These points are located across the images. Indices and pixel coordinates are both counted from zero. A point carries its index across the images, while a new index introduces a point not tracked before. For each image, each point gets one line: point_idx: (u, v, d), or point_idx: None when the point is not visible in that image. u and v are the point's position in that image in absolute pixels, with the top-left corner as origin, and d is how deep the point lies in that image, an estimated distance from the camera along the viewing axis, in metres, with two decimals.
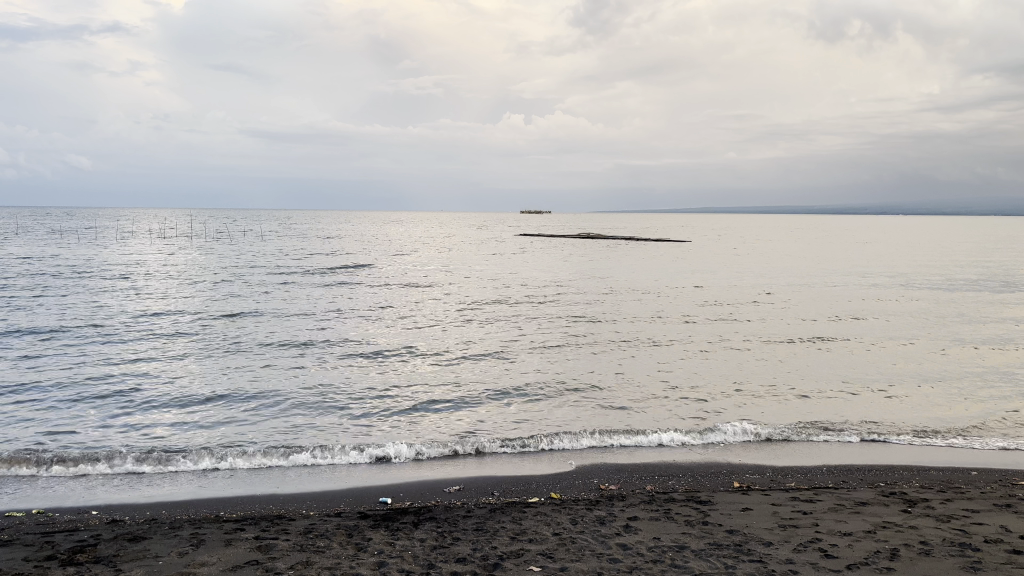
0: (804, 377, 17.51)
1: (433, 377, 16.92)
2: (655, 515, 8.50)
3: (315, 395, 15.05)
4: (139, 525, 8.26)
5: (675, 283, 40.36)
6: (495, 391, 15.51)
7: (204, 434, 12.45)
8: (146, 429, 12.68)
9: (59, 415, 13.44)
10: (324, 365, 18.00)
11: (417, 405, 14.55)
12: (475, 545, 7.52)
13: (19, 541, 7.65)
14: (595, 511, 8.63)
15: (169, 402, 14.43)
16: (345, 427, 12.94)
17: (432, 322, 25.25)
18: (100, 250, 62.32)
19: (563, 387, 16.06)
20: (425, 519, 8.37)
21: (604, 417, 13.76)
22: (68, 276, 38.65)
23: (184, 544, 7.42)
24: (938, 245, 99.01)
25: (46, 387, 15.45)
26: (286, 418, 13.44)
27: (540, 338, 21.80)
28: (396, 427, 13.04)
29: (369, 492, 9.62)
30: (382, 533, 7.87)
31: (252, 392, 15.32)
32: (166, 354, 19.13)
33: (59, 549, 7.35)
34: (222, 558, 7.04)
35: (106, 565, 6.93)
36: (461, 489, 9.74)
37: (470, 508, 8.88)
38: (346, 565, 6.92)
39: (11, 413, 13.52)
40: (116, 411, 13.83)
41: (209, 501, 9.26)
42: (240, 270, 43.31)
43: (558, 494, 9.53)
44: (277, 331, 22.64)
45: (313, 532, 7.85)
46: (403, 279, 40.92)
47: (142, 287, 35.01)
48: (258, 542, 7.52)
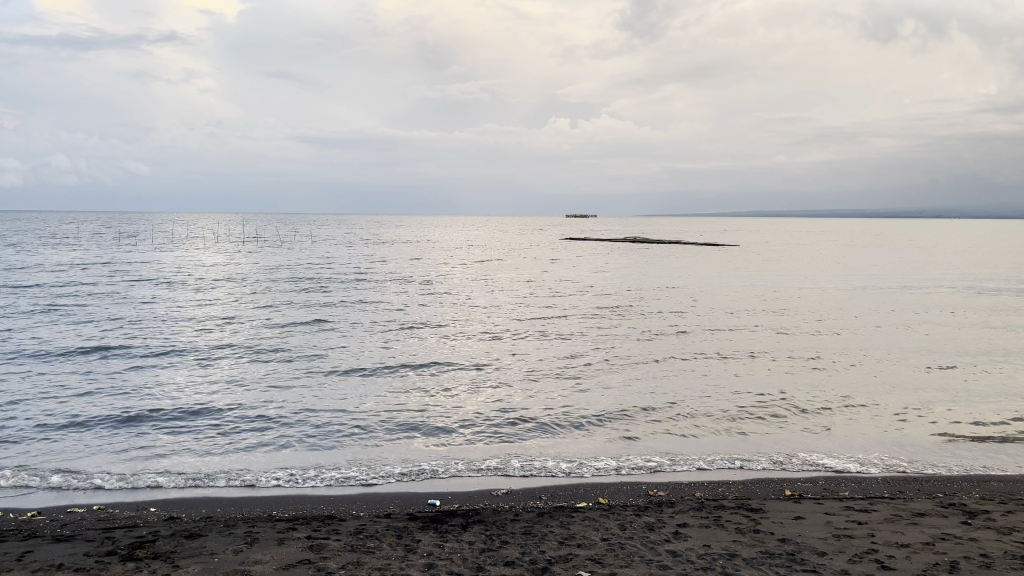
0: (854, 385, 17.21)
1: (479, 382, 17.06)
2: (705, 522, 8.41)
3: (358, 399, 15.27)
4: (195, 522, 8.45)
5: (717, 289, 40.16)
6: (536, 397, 15.59)
7: (254, 435, 12.71)
8: (199, 429, 12.98)
9: (112, 415, 13.84)
10: (368, 369, 18.29)
11: (460, 408, 14.70)
12: (524, 549, 7.52)
13: (81, 536, 7.86)
14: (644, 518, 8.57)
15: (216, 404, 14.73)
16: (389, 429, 13.11)
17: (476, 327, 25.50)
18: (151, 253, 64.32)
19: (604, 392, 16.08)
20: (474, 522, 8.41)
21: (647, 422, 13.72)
22: (122, 279, 39.98)
23: (239, 542, 7.55)
24: (979, 248, 97.38)
25: (99, 388, 15.86)
26: (335, 420, 13.64)
27: (580, 345, 21.87)
28: (439, 429, 13.20)
29: (417, 494, 9.68)
30: (432, 535, 7.92)
31: (299, 394, 15.62)
32: (216, 356, 19.62)
33: (119, 545, 7.54)
34: (276, 557, 7.15)
35: (165, 561, 7.09)
36: (508, 493, 9.74)
37: (517, 511, 8.88)
38: (396, 567, 6.97)
39: (70, 412, 13.95)
40: (168, 411, 14.16)
41: (263, 500, 9.41)
42: (286, 274, 44.25)
43: (605, 499, 9.49)
44: (323, 335, 23.06)
45: (363, 533, 7.94)
46: (444, 284, 41.32)
47: (190, 291, 35.93)
48: (311, 541, 7.63)
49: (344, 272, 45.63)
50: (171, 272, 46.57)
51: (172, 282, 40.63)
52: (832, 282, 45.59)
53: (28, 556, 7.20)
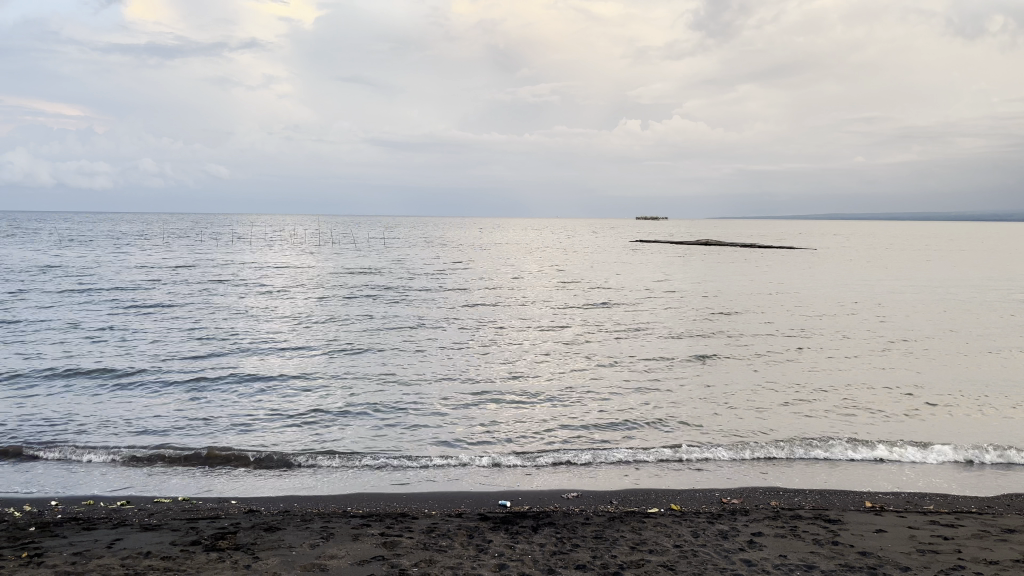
0: (931, 399, 16.56)
1: (550, 385, 17.08)
2: (781, 532, 8.21)
3: (423, 399, 15.48)
4: (274, 515, 8.70)
5: (787, 295, 39.35)
6: (601, 401, 15.53)
7: (329, 432, 12.99)
8: (274, 425, 13.32)
9: (191, 408, 14.37)
10: (434, 370, 18.52)
11: (525, 410, 14.76)
12: (594, 552, 7.49)
13: (168, 525, 8.18)
14: (718, 526, 8.42)
15: (289, 400, 15.15)
16: (455, 430, 13.23)
17: (547, 331, 25.52)
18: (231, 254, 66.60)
19: (670, 397, 15.90)
20: (544, 524, 8.41)
21: (714, 429, 13.51)
22: (204, 279, 41.39)
23: (315, 537, 7.73)
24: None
25: (179, 383, 16.48)
26: (408, 420, 13.84)
27: (646, 350, 21.67)
28: (505, 431, 13.27)
29: (487, 494, 9.74)
30: (503, 536, 7.95)
31: (374, 393, 15.91)
32: (293, 355, 20.15)
33: (203, 535, 7.81)
34: (351, 552, 7.28)
35: (245, 552, 7.30)
36: (578, 496, 9.70)
37: (589, 515, 8.84)
38: (468, 566, 7.02)
39: (154, 406, 14.52)
40: (247, 406, 14.61)
41: (337, 496, 9.62)
42: (355, 276, 45.18)
43: (678, 506, 9.36)
44: (396, 336, 23.44)
45: (436, 531, 8.02)
46: (509, 287, 41.60)
47: (262, 290, 37.06)
48: (384, 538, 7.75)
49: (417, 275, 46.25)
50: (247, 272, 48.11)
51: (247, 281, 41.98)
52: (910, 290, 44.21)
53: (118, 543, 7.53)
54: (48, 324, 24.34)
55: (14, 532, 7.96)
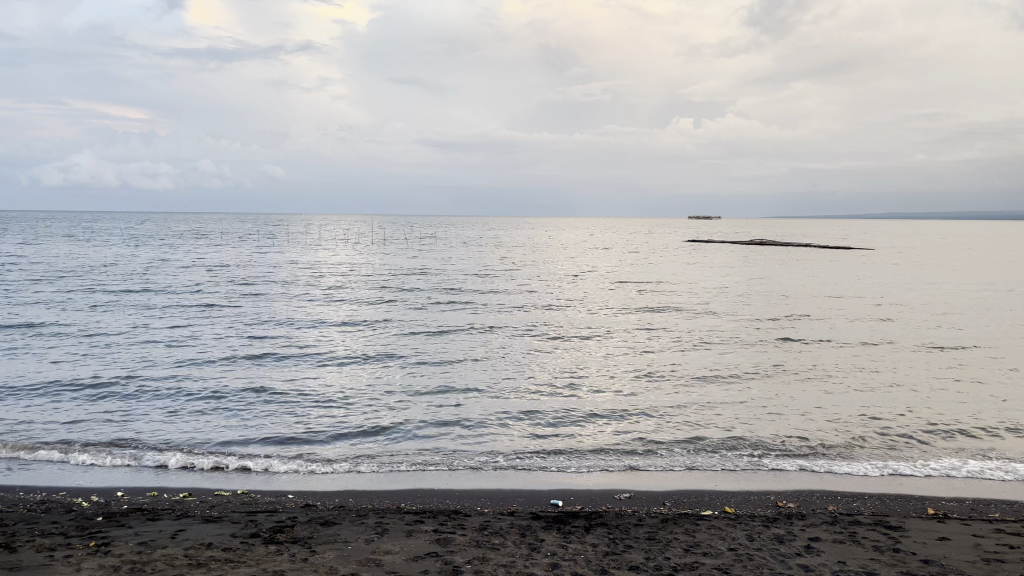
0: (996, 404, 16.02)
1: (601, 386, 17.01)
2: (839, 537, 8.05)
3: (474, 399, 15.56)
4: (330, 510, 8.85)
5: (844, 295, 38.52)
6: (653, 402, 15.42)
7: (382, 430, 13.14)
8: (329, 423, 13.55)
9: (248, 406, 14.69)
10: (485, 369, 18.61)
11: (576, 411, 14.74)
12: (648, 554, 7.44)
13: (228, 518, 8.38)
14: (774, 529, 8.30)
15: (342, 399, 15.38)
16: (506, 430, 13.28)
17: (598, 331, 25.43)
18: (287, 254, 67.76)
19: (722, 400, 15.70)
20: (596, 524, 8.39)
21: (768, 432, 13.31)
22: (260, 279, 42.23)
23: (370, 532, 7.84)
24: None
25: (237, 381, 16.85)
26: (460, 420, 13.92)
27: (697, 352, 21.45)
28: (556, 430, 13.28)
29: (539, 494, 9.75)
30: (555, 535, 7.95)
31: (425, 393, 16.07)
32: (346, 354, 20.45)
33: (262, 528, 7.98)
34: (405, 548, 7.37)
35: (303, 545, 7.43)
36: (631, 497, 9.65)
37: (641, 516, 8.78)
38: (521, 564, 7.04)
39: (214, 403, 14.88)
40: (303, 404, 14.88)
41: (390, 492, 9.74)
42: (407, 276, 45.58)
43: (732, 508, 9.25)
44: (447, 336, 23.61)
45: (488, 530, 8.06)
46: (560, 287, 41.55)
47: (317, 289, 37.63)
48: (437, 535, 7.82)
49: (467, 275, 46.48)
50: (302, 272, 48.87)
51: (302, 280, 42.67)
52: (975, 291, 42.87)
53: (181, 534, 7.74)
54: (112, 323, 25.06)
55: (83, 521, 8.23)
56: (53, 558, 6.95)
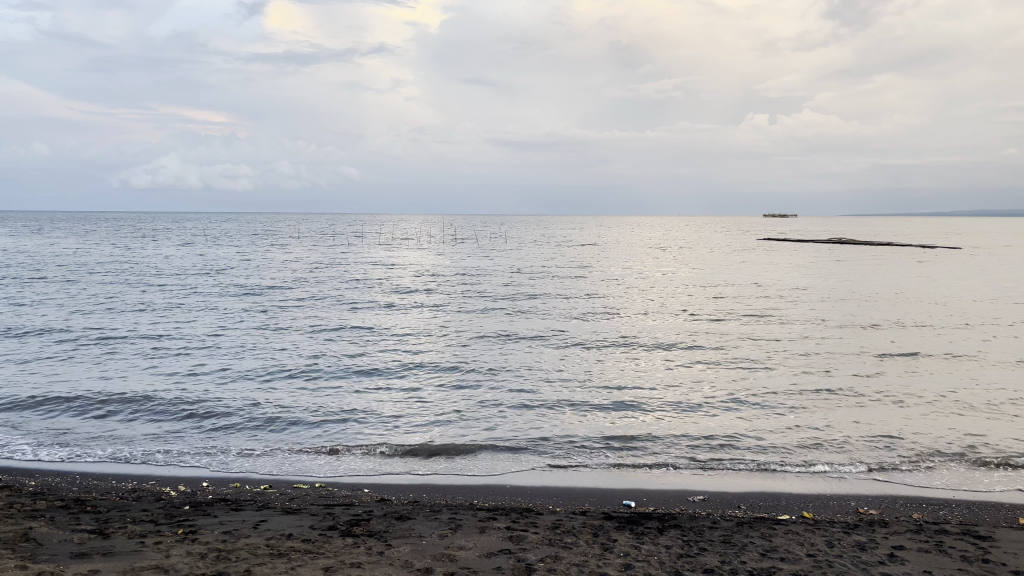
0: None
1: (677, 386, 16.82)
2: (924, 546, 7.77)
3: (544, 398, 15.60)
4: (404, 505, 8.99)
5: (928, 297, 37.10)
6: (725, 403, 15.19)
7: (454, 428, 13.30)
8: (402, 421, 13.77)
9: (324, 404, 15.06)
10: (555, 369, 18.64)
11: (647, 411, 14.63)
12: (723, 557, 7.33)
13: (306, 510, 8.61)
14: (854, 536, 8.06)
15: (415, 398, 15.61)
16: (577, 429, 13.26)
17: (673, 332, 25.14)
18: (361, 254, 69.08)
19: (798, 402, 15.34)
20: (670, 526, 8.30)
21: (846, 435, 12.95)
22: (336, 279, 43.12)
23: (444, 527, 7.93)
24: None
25: (314, 379, 17.29)
26: (530, 418, 13.97)
27: (771, 352, 21.02)
28: (628, 430, 13.21)
29: (611, 494, 9.70)
30: (628, 536, 7.91)
31: (500, 391, 16.19)
32: (422, 354, 20.77)
33: (339, 521, 8.17)
34: (478, 544, 7.43)
35: (378, 539, 7.57)
36: (705, 499, 9.51)
37: (716, 519, 8.65)
38: (593, 564, 7.03)
39: (292, 400, 15.31)
40: (380, 402, 15.18)
41: (463, 489, 9.84)
42: (478, 277, 45.88)
43: (810, 514, 9.02)
44: (520, 336, 23.73)
45: (561, 528, 8.07)
46: (631, 287, 41.23)
47: (390, 289, 38.26)
48: (510, 532, 7.86)
49: (537, 275, 46.58)
50: (375, 272, 49.72)
51: (376, 280, 43.41)
52: None
53: (262, 524, 7.98)
54: (196, 322, 25.99)
55: (171, 509, 8.58)
56: (143, 544, 7.26)
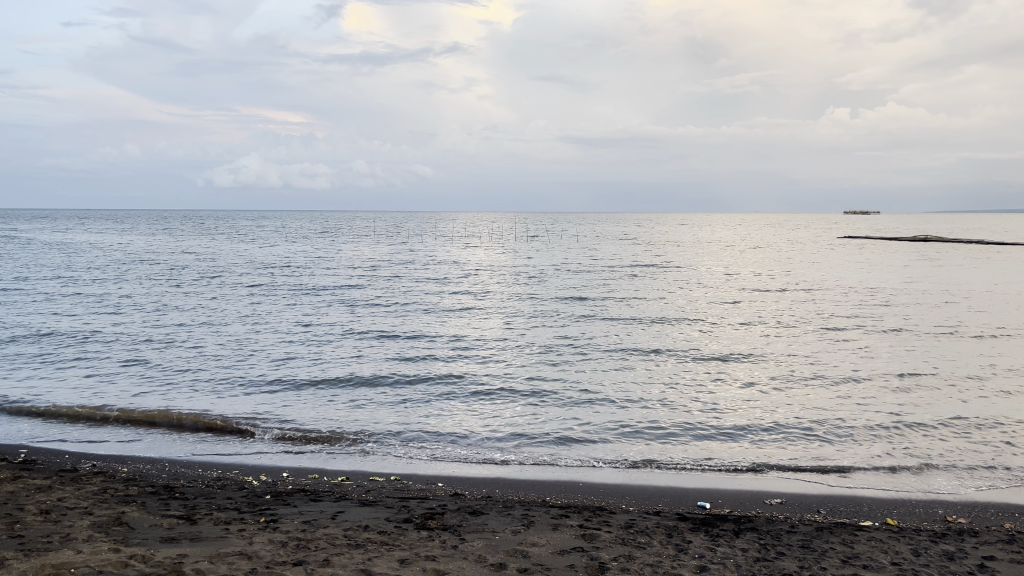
0: None
1: (751, 385, 16.51)
2: (1018, 558, 7.41)
3: (615, 396, 15.48)
4: (478, 500, 9.06)
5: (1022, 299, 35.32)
6: (802, 405, 14.80)
7: (525, 424, 13.32)
8: (473, 416, 13.87)
9: (398, 397, 15.28)
10: (626, 367, 18.48)
11: (722, 411, 14.37)
12: (802, 563, 7.15)
13: (382, 502, 8.77)
14: (942, 545, 7.75)
15: (487, 393, 15.69)
16: (648, 428, 13.13)
17: (745, 331, 24.68)
18: (434, 250, 69.67)
19: (878, 405, 14.84)
20: (746, 529, 8.13)
21: (931, 440, 12.46)
22: (408, 275, 43.58)
23: (517, 523, 7.96)
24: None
25: (387, 373, 17.55)
26: (601, 416, 13.88)
27: (851, 354, 20.36)
28: (701, 430, 13.00)
29: (686, 494, 9.57)
30: (703, 537, 7.80)
31: (570, 388, 16.19)
32: (492, 349, 20.93)
33: (414, 513, 8.29)
34: (551, 541, 7.43)
35: (453, 533, 7.66)
36: (783, 502, 9.29)
37: (795, 523, 8.44)
38: (668, 565, 6.94)
39: (366, 395, 15.57)
40: (451, 396, 15.37)
41: (535, 486, 9.85)
42: (548, 274, 45.75)
43: (895, 521, 8.71)
44: (590, 333, 23.64)
45: (634, 528, 8.01)
46: (704, 285, 40.47)
47: (460, 286, 38.45)
48: (583, 530, 7.84)
49: (609, 272, 46.14)
50: (447, 268, 50.07)
51: (447, 277, 43.78)
52: None
53: (340, 515, 8.16)
54: (275, 317, 26.67)
55: (253, 498, 8.86)
56: (228, 530, 7.52)
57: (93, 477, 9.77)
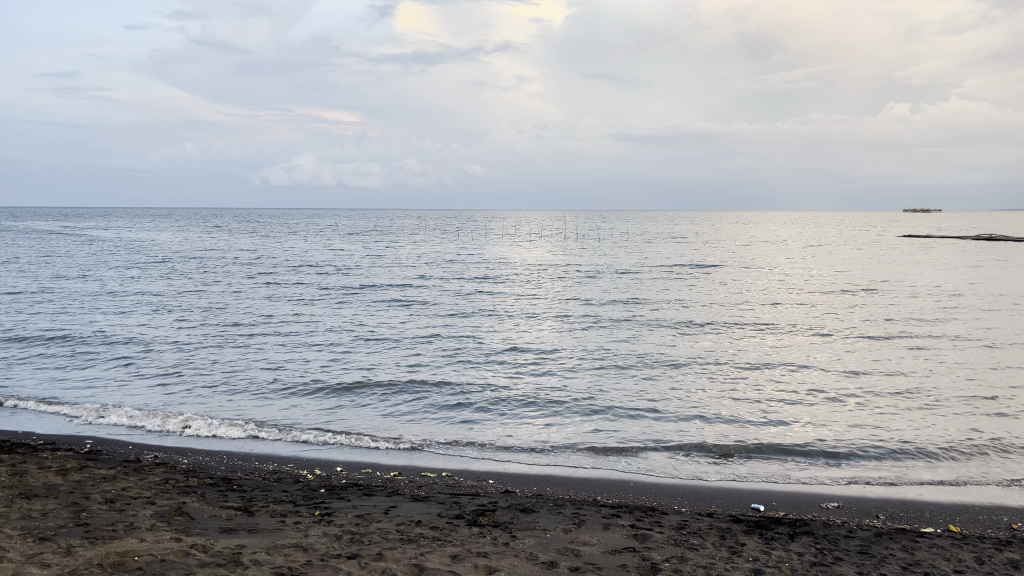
0: None
1: (805, 389, 16.18)
2: None
3: (665, 398, 15.33)
4: (528, 497, 9.07)
5: None
6: (859, 409, 14.46)
7: (574, 425, 13.29)
8: (523, 416, 13.88)
9: (448, 397, 15.38)
10: (677, 370, 18.29)
11: (775, 414, 14.12)
12: (859, 568, 6.99)
13: (434, 498, 8.84)
14: (1008, 554, 7.50)
15: (536, 394, 15.68)
16: (700, 430, 12.97)
17: (795, 334, 24.29)
18: (485, 250, 69.84)
19: (940, 411, 14.39)
20: (802, 533, 7.99)
21: (994, 446, 12.06)
22: (458, 275, 43.78)
23: (568, 522, 7.94)
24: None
25: (437, 373, 17.67)
26: (651, 417, 13.77)
27: (911, 358, 19.79)
28: (754, 433, 12.80)
29: (739, 496, 9.43)
30: (757, 540, 7.68)
31: (617, 389, 16.11)
32: (538, 350, 20.96)
33: (465, 510, 8.34)
34: (602, 541, 7.40)
35: (504, 530, 7.67)
36: (839, 506, 9.09)
37: (852, 528, 8.26)
38: (721, 567, 6.86)
39: (417, 393, 15.69)
40: (499, 395, 15.42)
41: (586, 484, 9.82)
42: (598, 274, 45.50)
43: (958, 528, 8.45)
44: (637, 335, 23.51)
45: (686, 529, 7.92)
46: (757, 286, 39.80)
47: (509, 286, 38.48)
48: (634, 530, 7.79)
49: (659, 272, 45.69)
50: (496, 267, 50.13)
51: (496, 277, 43.87)
52: None
53: (393, 510, 8.24)
54: (328, 316, 27.06)
55: (309, 491, 9.01)
56: (284, 523, 7.66)
57: (155, 467, 10.05)
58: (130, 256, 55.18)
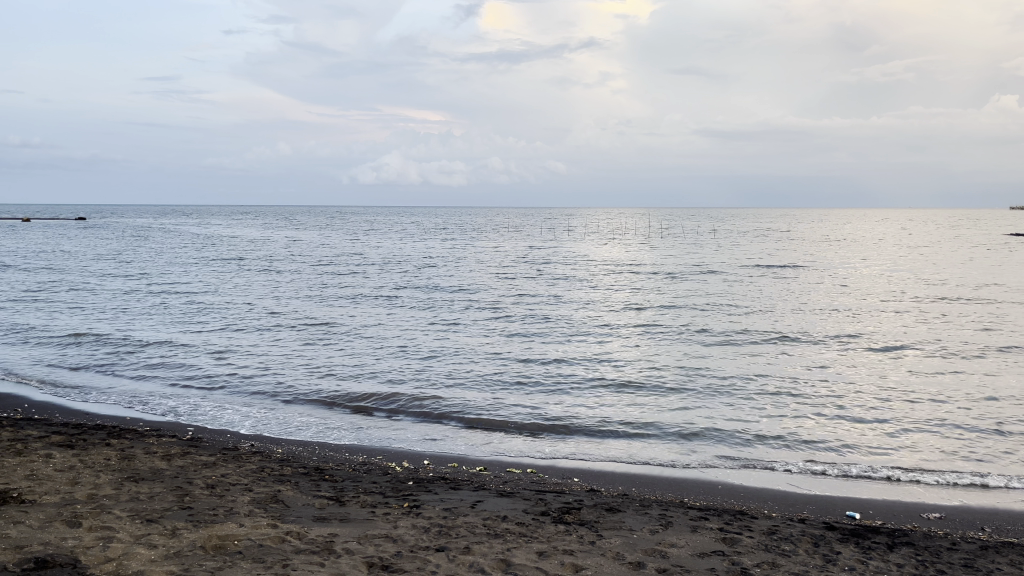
0: None
1: (901, 403, 15.54)
2: None
3: (752, 410, 14.99)
4: (614, 497, 9.00)
5: None
6: (960, 426, 13.80)
7: (659, 435, 13.15)
8: (607, 425, 13.81)
9: (532, 402, 15.42)
10: (765, 380, 17.85)
11: (868, 429, 13.62)
12: None
13: (520, 493, 8.87)
14: None
15: (620, 403, 15.56)
16: (790, 444, 12.63)
17: (890, 343, 23.39)
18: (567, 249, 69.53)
19: None
20: (901, 543, 7.67)
21: None
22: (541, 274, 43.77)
23: (655, 523, 7.85)
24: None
25: (521, 378, 17.75)
26: (738, 429, 13.49)
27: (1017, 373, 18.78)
28: (846, 448, 12.38)
29: (833, 503, 9.13)
30: (853, 549, 7.42)
31: (703, 399, 15.85)
32: (621, 356, 20.80)
33: (551, 507, 8.34)
34: (690, 543, 7.29)
35: (589, 528, 7.63)
36: (942, 517, 8.68)
37: (956, 540, 7.88)
38: None
39: (501, 397, 15.79)
40: (582, 403, 15.37)
41: (674, 485, 9.68)
42: (682, 275, 44.75)
43: None
44: (721, 341, 23.07)
45: (778, 534, 7.72)
46: (850, 289, 38.43)
47: (592, 287, 38.23)
48: (723, 533, 7.64)
49: (746, 274, 44.63)
50: (579, 267, 49.88)
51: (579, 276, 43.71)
52: None
53: (479, 504, 8.31)
54: (414, 316, 27.49)
55: (397, 483, 9.18)
56: (374, 513, 7.83)
57: (251, 455, 10.43)
58: (227, 253, 57.24)
